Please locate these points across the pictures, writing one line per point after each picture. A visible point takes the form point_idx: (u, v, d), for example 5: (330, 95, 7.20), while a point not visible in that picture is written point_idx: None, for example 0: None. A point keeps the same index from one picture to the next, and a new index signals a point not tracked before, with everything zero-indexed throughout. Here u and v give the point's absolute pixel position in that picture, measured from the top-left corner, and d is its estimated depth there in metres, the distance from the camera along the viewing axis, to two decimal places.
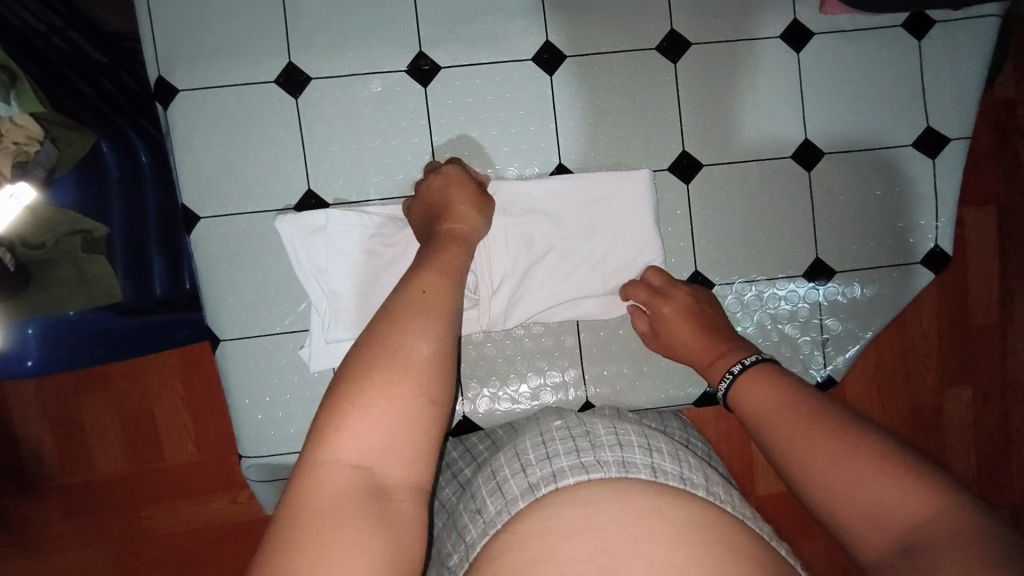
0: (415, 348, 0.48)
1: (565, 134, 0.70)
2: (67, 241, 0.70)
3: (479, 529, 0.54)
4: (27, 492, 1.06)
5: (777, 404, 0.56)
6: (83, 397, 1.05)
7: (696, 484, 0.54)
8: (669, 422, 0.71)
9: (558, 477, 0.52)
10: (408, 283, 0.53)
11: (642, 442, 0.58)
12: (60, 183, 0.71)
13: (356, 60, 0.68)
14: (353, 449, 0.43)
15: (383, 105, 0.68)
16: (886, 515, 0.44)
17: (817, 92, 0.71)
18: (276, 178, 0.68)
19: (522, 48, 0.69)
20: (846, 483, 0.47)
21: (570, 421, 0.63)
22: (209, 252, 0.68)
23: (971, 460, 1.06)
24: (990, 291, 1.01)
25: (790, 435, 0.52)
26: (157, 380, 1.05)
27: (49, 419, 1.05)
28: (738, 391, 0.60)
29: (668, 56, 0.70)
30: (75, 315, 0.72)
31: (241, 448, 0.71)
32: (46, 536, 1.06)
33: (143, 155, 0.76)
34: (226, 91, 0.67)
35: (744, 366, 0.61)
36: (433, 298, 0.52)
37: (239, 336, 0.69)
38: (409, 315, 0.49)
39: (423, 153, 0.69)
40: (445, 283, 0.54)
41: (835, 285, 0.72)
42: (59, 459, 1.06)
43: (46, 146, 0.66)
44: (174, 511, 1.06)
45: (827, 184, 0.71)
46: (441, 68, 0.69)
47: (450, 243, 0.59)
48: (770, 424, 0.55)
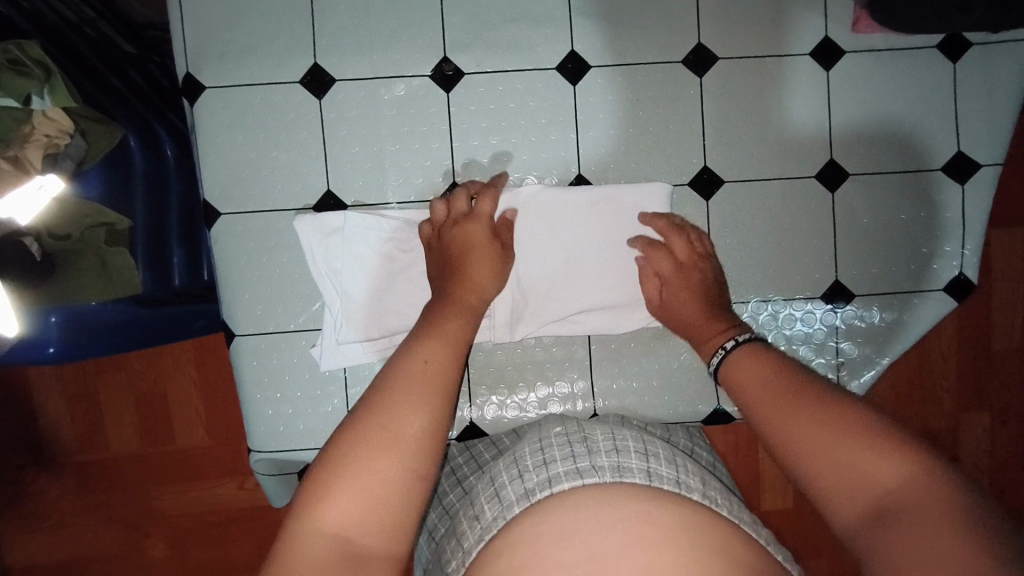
0: (408, 423, 0.49)
1: (585, 144, 0.70)
2: (91, 233, 0.70)
3: (476, 535, 0.54)
4: (45, 466, 1.08)
5: (769, 377, 0.54)
6: (101, 375, 1.07)
7: (691, 488, 0.54)
8: (675, 431, 0.71)
9: (553, 482, 0.53)
10: (408, 354, 0.54)
11: (639, 448, 0.58)
12: (88, 176, 0.72)
13: (379, 63, 0.68)
14: (340, 518, 0.45)
15: (404, 109, 0.69)
16: (865, 482, 0.43)
17: (844, 112, 0.69)
18: (296, 178, 0.69)
19: (546, 56, 0.69)
20: (823, 451, 0.46)
21: (569, 427, 0.63)
22: (228, 248, 0.69)
23: (984, 484, 1.04)
24: (1012, 314, 0.99)
25: (777, 406, 0.51)
26: (170, 363, 1.07)
27: (68, 396, 1.08)
28: (727, 366, 0.59)
29: (694, 70, 0.69)
30: (95, 305, 0.72)
31: (251, 441, 0.73)
32: (60, 509, 1.09)
33: (168, 149, 0.78)
34: (252, 90, 0.68)
35: (737, 344, 0.60)
36: (434, 369, 0.53)
37: (252, 332, 0.70)
38: (407, 385, 0.51)
39: (442, 158, 0.69)
40: (447, 352, 0.55)
41: (854, 309, 0.71)
42: (76, 434, 1.08)
43: (75, 138, 0.67)
44: (183, 494, 1.08)
45: (851, 206, 0.70)
46: (464, 74, 0.69)
47: (457, 312, 0.60)
48: (755, 395, 0.53)
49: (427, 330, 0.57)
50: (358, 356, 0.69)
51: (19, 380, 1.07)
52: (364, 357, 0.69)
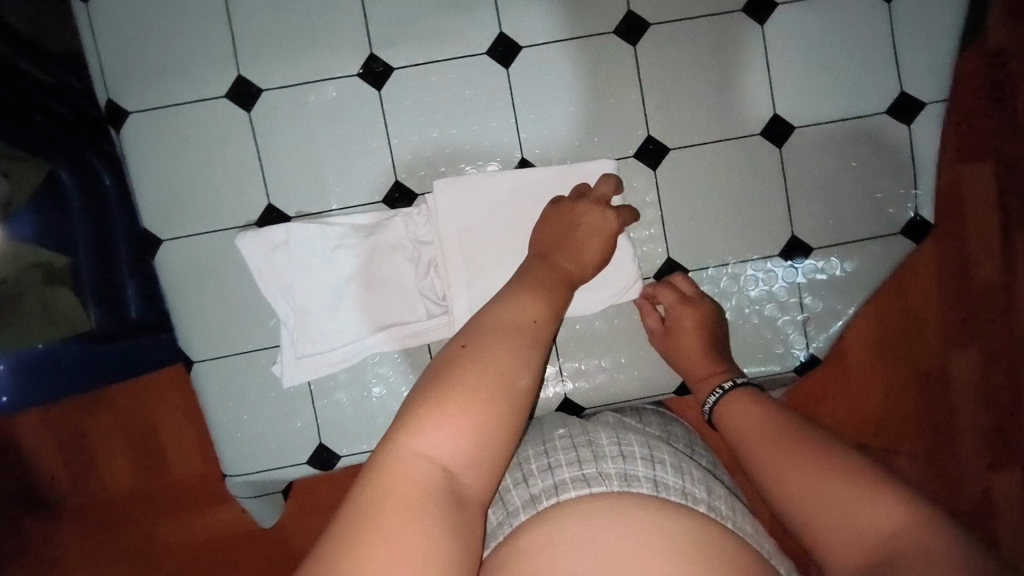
0: (520, 374, 0.51)
1: (526, 127, 0.68)
2: (29, 275, 0.69)
3: (483, 540, 0.57)
4: (46, 511, 1.09)
5: (763, 423, 0.61)
6: (89, 415, 1.07)
7: (698, 500, 0.56)
8: (671, 427, 0.71)
9: (559, 490, 0.55)
10: (509, 306, 0.56)
11: (644, 453, 0.61)
12: (18, 217, 0.69)
13: (305, 68, 0.66)
14: (438, 444, 0.47)
15: (338, 112, 0.67)
16: (861, 527, 0.49)
17: (784, 64, 0.68)
18: (235, 195, 0.67)
19: (475, 42, 0.67)
20: (818, 499, 0.53)
21: (572, 428, 0.65)
22: (175, 274, 0.68)
23: (981, 418, 1.04)
24: (988, 244, 1.00)
25: (777, 458, 0.57)
26: (156, 394, 1.06)
27: (61, 439, 1.08)
28: (725, 409, 0.66)
29: (627, 39, 0.68)
30: (42, 349, 0.71)
31: (225, 467, 0.71)
32: (63, 552, 1.09)
33: (106, 179, 0.76)
34: (179, 110, 0.66)
35: (722, 395, 0.66)
36: (537, 328, 0.55)
37: (212, 356, 0.69)
38: (506, 338, 0.52)
39: (382, 157, 0.68)
40: (545, 313, 0.56)
41: (814, 262, 0.70)
42: (73, 476, 1.08)
43: None
44: (186, 525, 1.07)
45: (799, 159, 0.69)
46: (394, 69, 0.67)
47: (545, 269, 0.61)
48: (750, 444, 0.61)
49: (518, 286, 0.58)
50: (322, 369, 0.68)
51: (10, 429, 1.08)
52: (329, 369, 0.68)
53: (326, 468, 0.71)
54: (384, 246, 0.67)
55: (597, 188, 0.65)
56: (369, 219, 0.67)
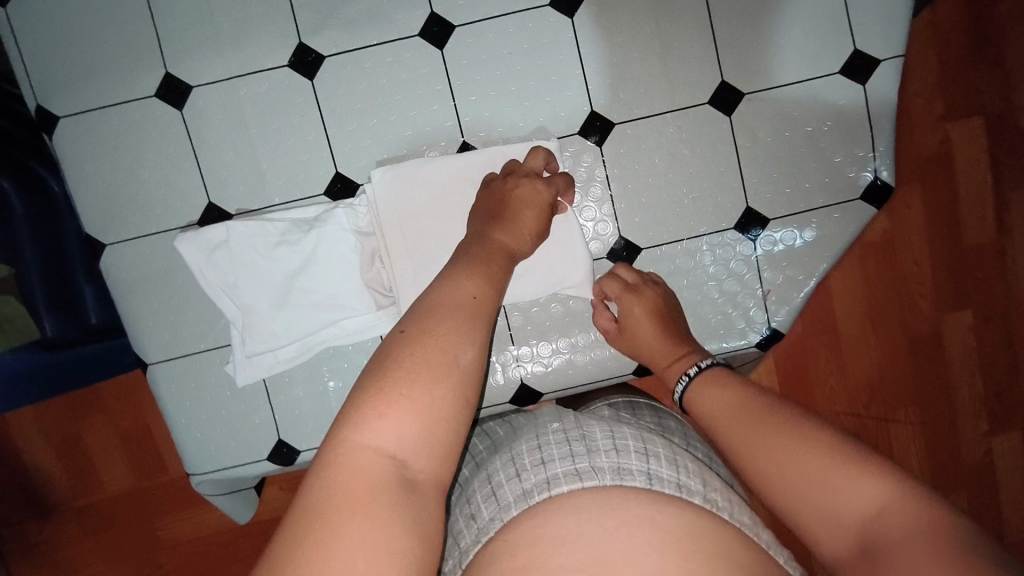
0: (462, 350, 0.45)
1: (465, 110, 0.66)
2: None
3: (473, 536, 0.53)
4: (46, 516, 1.11)
5: (733, 401, 0.56)
6: (82, 420, 1.09)
7: (692, 492, 0.53)
8: (665, 418, 0.67)
9: (552, 484, 0.51)
10: (452, 281, 0.50)
11: (639, 447, 0.57)
12: None
13: (234, 61, 0.65)
14: (387, 436, 0.40)
15: (271, 104, 0.65)
16: (840, 509, 0.43)
17: (728, 28, 0.65)
18: (175, 196, 0.66)
19: (406, 24, 0.65)
20: (796, 478, 0.46)
21: (567, 423, 0.62)
22: (121, 278, 0.67)
23: (978, 384, 1.02)
24: (983, 204, 0.96)
25: (748, 436, 0.52)
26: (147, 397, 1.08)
27: (55, 447, 1.09)
28: (694, 397, 0.61)
29: (564, 11, 0.65)
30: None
31: (188, 467, 0.72)
32: (68, 555, 1.11)
33: (55, 185, 0.75)
34: (110, 112, 0.65)
35: (701, 369, 0.62)
36: (481, 304, 0.49)
37: (165, 358, 0.69)
38: (451, 313, 0.46)
39: (320, 149, 0.66)
40: (488, 288, 0.51)
41: (771, 234, 0.68)
42: (70, 481, 1.10)
43: None
44: (186, 521, 1.11)
45: (751, 127, 0.67)
46: (325, 57, 0.65)
47: (493, 252, 0.56)
48: (722, 424, 0.56)
49: (464, 264, 0.53)
50: (273, 365, 0.67)
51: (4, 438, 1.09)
52: (281, 365, 0.67)
53: (288, 464, 0.71)
54: (327, 239, 0.65)
55: (528, 162, 0.63)
56: (311, 212, 0.65)
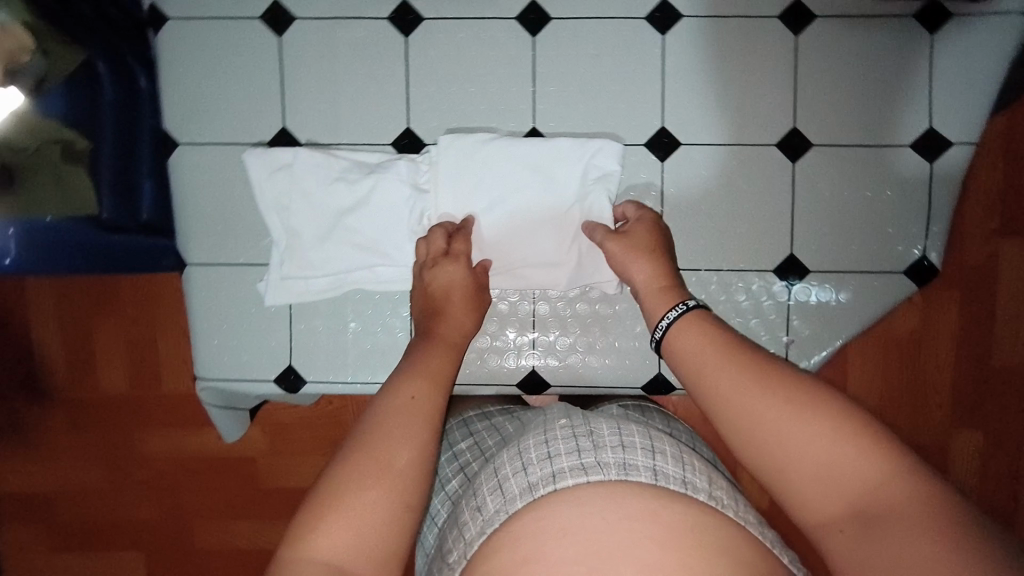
0: (398, 457, 0.50)
1: (542, 98, 0.69)
2: (48, 149, 0.66)
3: (478, 528, 0.53)
4: (36, 398, 1.16)
5: (719, 350, 0.52)
6: (98, 317, 1.12)
7: (697, 489, 0.53)
8: (677, 426, 0.67)
9: (558, 478, 0.52)
10: (397, 388, 0.56)
11: (645, 443, 0.57)
12: (49, 95, 0.65)
13: (341, 3, 0.68)
14: (330, 552, 0.45)
15: (363, 51, 0.69)
16: (835, 476, 0.45)
17: (812, 80, 0.67)
18: (253, 114, 0.70)
19: (507, 6, 0.68)
20: (792, 444, 0.46)
21: (573, 417, 0.59)
22: (185, 177, 0.71)
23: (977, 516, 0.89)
24: None
25: (740, 396, 0.49)
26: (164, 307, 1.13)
27: (64, 336, 1.13)
28: (674, 341, 0.55)
29: (658, 27, 0.67)
30: (50, 222, 0.69)
31: (198, 370, 0.74)
32: (48, 441, 1.17)
33: (141, 80, 0.79)
34: (215, 23, 0.69)
35: (682, 313, 0.56)
36: (421, 404, 0.54)
37: (205, 261, 0.72)
38: (395, 419, 0.53)
39: (398, 102, 0.69)
40: (435, 391, 0.56)
41: (807, 286, 0.69)
42: (67, 372, 1.14)
43: (35, 57, 0.62)
44: (162, 439, 1.16)
45: (811, 178, 0.68)
46: (424, 20, 0.68)
47: (439, 349, 0.60)
48: (707, 374, 0.52)
49: (413, 368, 0.58)
50: (303, 293, 0.69)
51: (18, 314, 1.13)
52: (310, 295, 0.70)
53: (292, 391, 0.73)
54: (384, 185, 0.68)
55: (432, 240, 0.65)
56: (375, 158, 0.68)
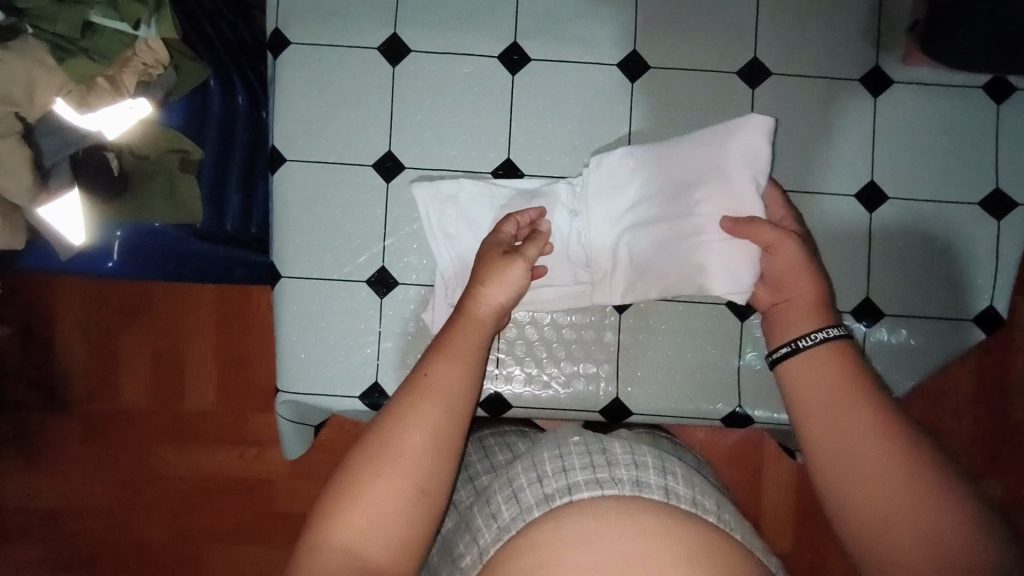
0: (410, 437, 0.55)
1: (636, 139, 0.73)
2: (166, 157, 0.72)
3: (493, 534, 0.58)
4: (58, 409, 1.17)
5: (850, 391, 0.56)
6: (124, 327, 1.17)
7: (707, 511, 0.58)
8: (681, 453, 0.76)
9: (573, 490, 0.56)
10: (416, 371, 0.59)
11: (657, 464, 0.61)
12: (171, 107, 0.76)
13: (453, 41, 0.73)
14: (352, 535, 0.51)
15: (470, 85, 0.73)
16: (913, 532, 0.48)
17: (889, 138, 0.72)
18: (361, 136, 0.73)
19: (609, 54, 0.73)
20: (887, 495, 0.51)
21: (586, 435, 0.63)
22: (288, 192, 0.73)
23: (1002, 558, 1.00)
24: None
25: (855, 439, 0.54)
26: (193, 321, 1.16)
27: (90, 344, 1.17)
28: (795, 368, 0.60)
29: (748, 82, 0.73)
30: (158, 226, 0.74)
31: (279, 383, 0.75)
32: (64, 453, 1.17)
33: (240, 97, 0.80)
34: (332, 50, 0.73)
35: (826, 338, 0.60)
36: (438, 387, 0.58)
37: (299, 275, 0.73)
38: (415, 400, 0.57)
39: (499, 134, 0.73)
40: (455, 372, 0.59)
41: (882, 328, 0.72)
42: (90, 382, 1.17)
43: (167, 72, 0.69)
44: (181, 456, 1.16)
45: (887, 228, 0.72)
46: (530, 60, 0.73)
47: (465, 325, 0.62)
48: (829, 410, 0.56)
49: (435, 348, 0.61)
50: None
51: (49, 323, 1.17)
52: None
53: (374, 409, 0.73)
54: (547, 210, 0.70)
55: (504, 227, 0.66)
56: (532, 184, 0.71)
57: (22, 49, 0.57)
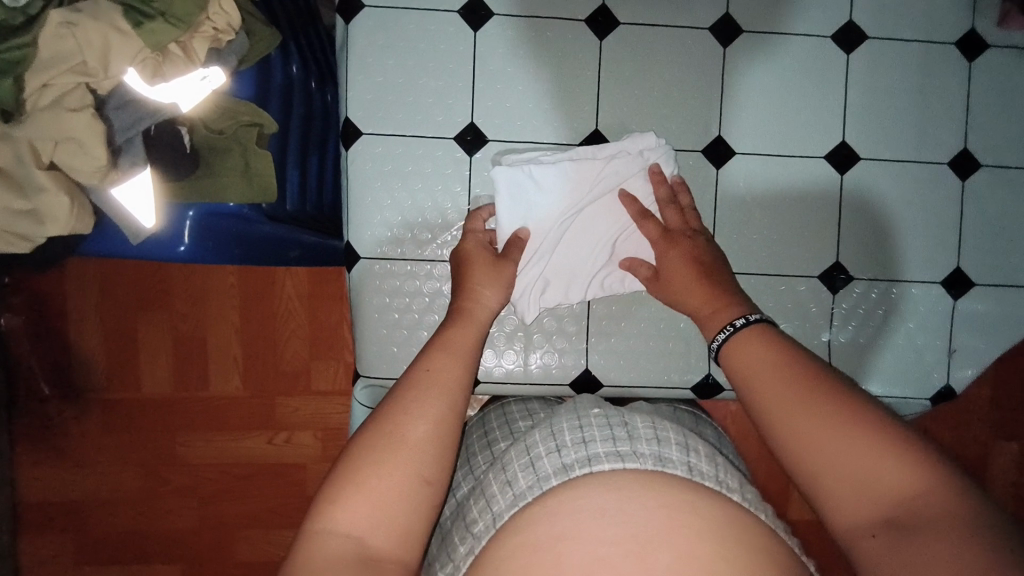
0: (412, 428, 0.49)
1: (728, 107, 0.70)
2: (244, 131, 0.67)
3: (508, 501, 0.52)
4: (72, 400, 1.06)
5: (780, 365, 0.51)
6: (144, 312, 1.05)
7: (731, 489, 0.53)
8: (704, 427, 0.71)
9: (592, 461, 0.51)
10: (415, 365, 0.54)
11: (680, 440, 0.56)
12: (241, 78, 0.69)
13: (538, 4, 0.69)
14: (353, 520, 0.45)
15: (556, 52, 0.69)
16: (879, 488, 0.42)
17: (984, 104, 0.71)
18: (441, 107, 0.69)
19: (701, 17, 0.69)
20: (841, 459, 0.44)
21: (607, 410, 0.59)
22: (364, 168, 0.69)
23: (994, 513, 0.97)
24: None
25: (797, 414, 0.48)
26: (215, 307, 1.05)
27: (106, 331, 1.05)
28: (732, 350, 0.56)
29: (843, 47, 0.70)
30: (233, 207, 0.69)
31: (359, 368, 0.72)
32: (81, 444, 1.06)
33: (292, 67, 0.73)
34: (409, 15, 0.68)
35: (748, 322, 0.56)
36: (441, 377, 0.53)
37: (377, 255, 0.70)
38: (414, 393, 0.52)
39: (587, 104, 0.69)
40: (452, 366, 0.54)
41: (971, 298, 0.72)
42: (109, 370, 1.06)
43: (239, 36, 0.63)
44: (209, 445, 1.07)
45: (980, 196, 0.71)
46: (619, 24, 0.69)
47: (461, 322, 0.59)
48: (756, 388, 0.51)
49: (434, 345, 0.56)
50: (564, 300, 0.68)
51: (59, 309, 1.04)
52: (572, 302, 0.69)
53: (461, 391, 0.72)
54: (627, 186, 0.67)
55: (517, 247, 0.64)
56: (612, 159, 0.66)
57: (96, 12, 0.52)
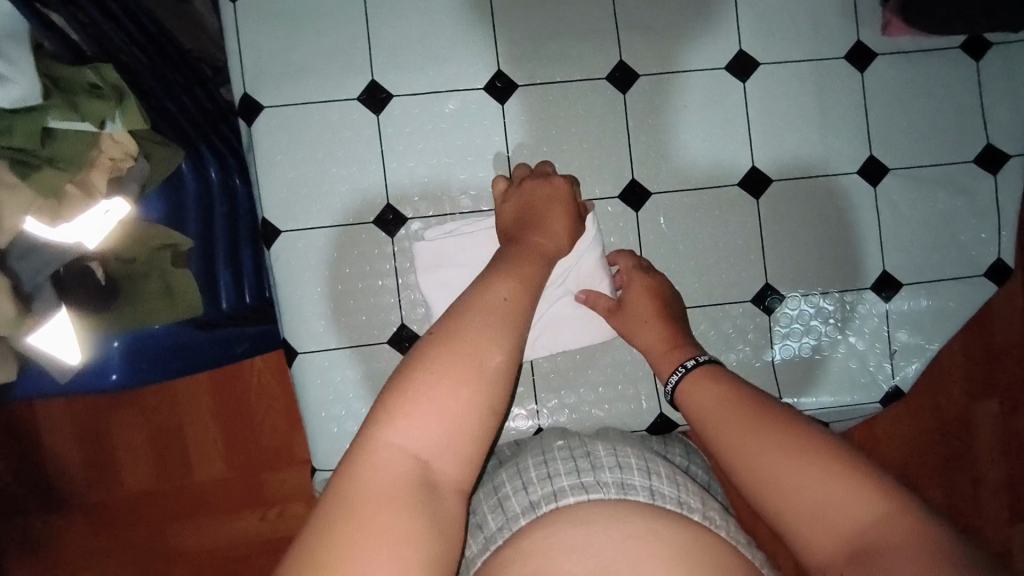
0: (489, 354, 0.44)
1: (637, 150, 0.71)
2: (157, 255, 0.69)
3: (479, 545, 0.53)
4: (52, 508, 1.02)
5: (726, 400, 0.52)
6: (113, 409, 1.02)
7: (693, 509, 0.52)
8: (671, 446, 0.68)
9: (558, 495, 0.51)
10: (490, 287, 0.49)
11: (641, 465, 0.56)
12: (149, 199, 0.71)
13: (436, 79, 0.70)
14: (417, 438, 0.41)
15: (461, 122, 0.70)
16: (840, 517, 0.42)
17: (881, 109, 0.73)
18: (356, 194, 0.69)
19: (597, 67, 0.71)
20: (798, 485, 0.44)
21: (571, 440, 0.61)
22: (290, 263, 0.69)
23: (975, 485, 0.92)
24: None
25: (749, 444, 0.48)
26: (186, 386, 1.01)
27: (77, 436, 1.02)
28: (686, 394, 0.57)
29: (738, 75, 0.72)
30: (160, 330, 0.75)
31: (315, 461, 0.72)
32: (66, 552, 1.02)
33: (212, 170, 0.76)
34: (311, 108, 0.69)
35: (684, 373, 0.58)
36: (515, 306, 0.48)
37: (315, 348, 0.70)
38: (482, 319, 0.46)
39: (499, 168, 0.70)
40: (523, 292, 0.50)
41: (901, 297, 0.73)
42: (84, 473, 1.02)
43: (138, 162, 0.64)
44: (199, 532, 1.02)
45: (893, 199, 0.73)
46: (517, 86, 0.70)
47: (529, 257, 0.55)
48: (712, 423, 0.52)
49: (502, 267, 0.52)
50: None
51: (26, 423, 1.01)
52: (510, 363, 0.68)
53: None
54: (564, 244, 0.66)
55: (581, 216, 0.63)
56: None
57: None
